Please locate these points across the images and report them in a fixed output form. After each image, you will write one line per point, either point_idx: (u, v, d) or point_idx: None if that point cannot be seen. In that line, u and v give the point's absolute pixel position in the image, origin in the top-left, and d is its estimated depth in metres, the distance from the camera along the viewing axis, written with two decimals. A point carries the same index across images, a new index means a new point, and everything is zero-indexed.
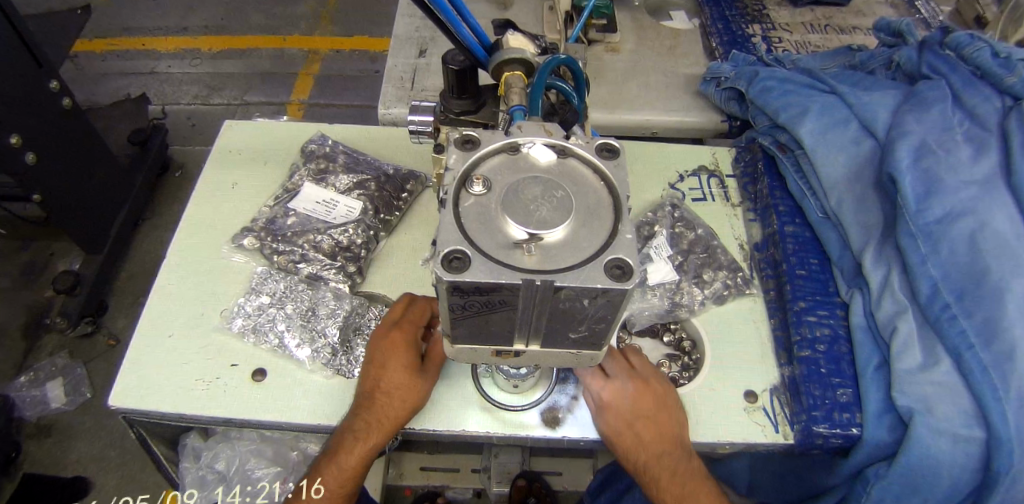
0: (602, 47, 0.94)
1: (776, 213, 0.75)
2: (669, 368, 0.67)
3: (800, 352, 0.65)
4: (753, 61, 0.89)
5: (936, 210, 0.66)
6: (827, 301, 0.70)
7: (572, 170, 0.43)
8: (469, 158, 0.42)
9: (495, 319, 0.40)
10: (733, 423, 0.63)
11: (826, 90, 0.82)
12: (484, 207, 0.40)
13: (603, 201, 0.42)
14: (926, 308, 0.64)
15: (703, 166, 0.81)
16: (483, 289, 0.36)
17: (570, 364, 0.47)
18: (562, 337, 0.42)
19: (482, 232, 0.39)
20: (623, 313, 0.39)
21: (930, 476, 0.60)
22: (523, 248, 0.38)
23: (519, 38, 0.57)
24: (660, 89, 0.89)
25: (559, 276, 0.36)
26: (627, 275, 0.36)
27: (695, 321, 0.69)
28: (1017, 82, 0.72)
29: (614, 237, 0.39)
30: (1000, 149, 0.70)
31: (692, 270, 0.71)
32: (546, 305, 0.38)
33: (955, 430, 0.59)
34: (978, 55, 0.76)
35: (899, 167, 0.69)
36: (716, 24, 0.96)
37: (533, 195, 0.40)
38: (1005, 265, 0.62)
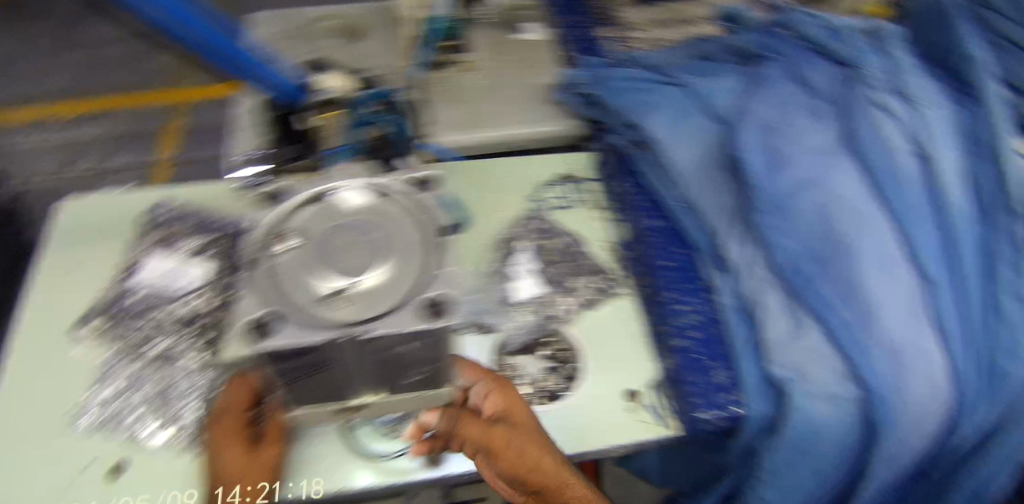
0: (456, 68, 0.88)
1: (634, 208, 0.75)
2: (551, 382, 0.66)
3: (673, 343, 0.67)
4: (605, 65, 0.87)
5: (785, 185, 0.71)
6: (693, 287, 0.71)
7: (384, 209, 0.47)
8: (281, 213, 0.47)
9: (328, 377, 0.46)
10: (615, 426, 0.63)
11: (672, 81, 0.82)
12: (297, 263, 0.45)
13: (415, 236, 0.46)
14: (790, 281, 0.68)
15: (561, 175, 0.79)
16: (300, 350, 0.42)
17: (420, 404, 0.52)
18: (401, 383, 0.48)
19: (297, 288, 0.43)
20: (448, 349, 0.45)
21: (812, 438, 0.64)
22: (335, 299, 0.42)
23: (333, 86, 0.67)
24: (518, 101, 0.86)
25: (376, 328, 0.41)
26: (441, 314, 0.41)
27: (571, 330, 0.68)
28: (849, 53, 0.79)
29: (429, 276, 0.43)
30: (837, 116, 0.76)
31: (560, 281, 0.71)
32: (369, 355, 0.44)
33: (830, 390, 0.63)
34: (810, 30, 0.84)
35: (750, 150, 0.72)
36: (568, 33, 0.93)
37: (345, 242, 0.45)
38: (854, 228, 0.68)
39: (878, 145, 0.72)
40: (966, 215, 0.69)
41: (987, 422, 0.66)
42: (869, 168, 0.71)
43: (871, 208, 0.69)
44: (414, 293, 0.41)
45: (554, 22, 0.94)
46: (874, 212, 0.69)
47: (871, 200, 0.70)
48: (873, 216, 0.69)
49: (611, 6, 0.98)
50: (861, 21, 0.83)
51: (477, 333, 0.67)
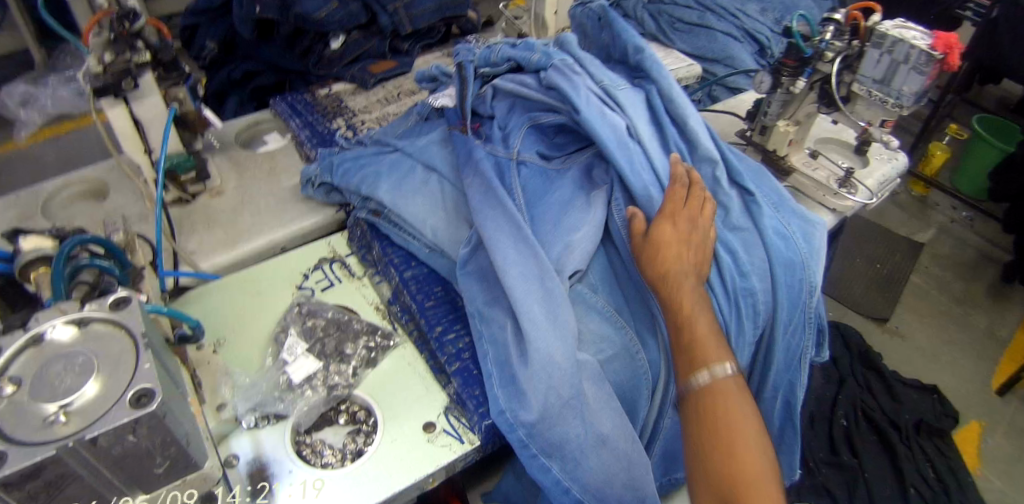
0: (205, 196, 1.00)
1: (393, 266, 0.84)
2: (354, 443, 0.71)
3: (451, 368, 0.75)
4: (336, 151, 0.98)
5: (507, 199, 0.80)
6: (461, 316, 0.80)
7: (96, 333, 0.48)
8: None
9: (70, 494, 0.46)
10: (421, 459, 0.69)
11: (391, 150, 0.94)
12: (15, 404, 0.43)
13: (125, 346, 0.47)
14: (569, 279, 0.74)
15: (322, 258, 0.88)
16: (27, 474, 0.41)
17: (192, 488, 0.54)
18: (152, 475, 0.49)
19: (17, 426, 0.42)
20: (178, 428, 0.47)
21: None
22: (55, 420, 0.42)
23: (32, 237, 0.58)
24: (273, 207, 0.97)
25: (91, 430, 0.41)
26: (149, 400, 0.43)
27: (358, 392, 0.74)
28: (538, 61, 0.90)
29: (137, 372, 0.45)
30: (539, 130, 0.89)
31: (334, 351, 0.76)
32: (100, 455, 0.44)
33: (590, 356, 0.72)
34: (502, 56, 0.95)
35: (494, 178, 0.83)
36: (303, 132, 1.06)
37: (57, 370, 0.45)
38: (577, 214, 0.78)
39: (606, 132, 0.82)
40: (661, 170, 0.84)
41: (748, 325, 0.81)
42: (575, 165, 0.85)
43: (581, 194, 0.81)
44: (123, 390, 0.43)
45: (289, 125, 1.09)
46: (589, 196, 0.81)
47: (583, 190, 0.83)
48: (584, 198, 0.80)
49: (339, 97, 1.15)
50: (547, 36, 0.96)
51: (271, 423, 0.70)
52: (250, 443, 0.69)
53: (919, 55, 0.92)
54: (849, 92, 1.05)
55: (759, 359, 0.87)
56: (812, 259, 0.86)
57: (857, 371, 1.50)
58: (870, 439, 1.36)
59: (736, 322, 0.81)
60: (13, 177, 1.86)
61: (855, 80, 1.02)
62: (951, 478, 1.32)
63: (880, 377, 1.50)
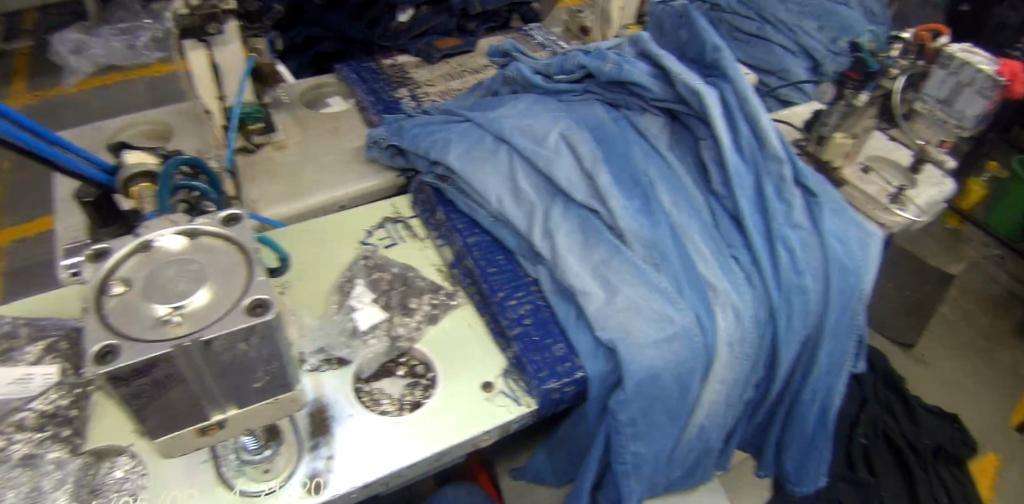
0: (270, 148, 1.01)
1: (456, 231, 0.85)
2: (412, 395, 0.73)
3: (512, 333, 0.76)
4: (402, 117, 1.00)
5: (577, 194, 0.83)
6: (521, 285, 0.81)
7: (206, 244, 0.53)
8: (103, 266, 0.49)
9: (174, 394, 0.49)
10: (476, 417, 0.71)
11: (461, 120, 0.95)
12: (133, 300, 0.48)
13: (234, 261, 0.51)
14: (672, 325, 0.75)
15: (385, 218, 0.89)
16: (140, 368, 0.45)
17: (275, 414, 0.59)
18: (249, 389, 0.54)
19: (132, 321, 0.46)
20: (279, 344, 0.51)
21: (653, 381, 0.74)
22: (172, 319, 0.46)
23: (136, 153, 0.68)
24: (336, 165, 0.98)
25: (207, 330, 0.45)
26: (263, 309, 0.47)
27: (418, 347, 0.75)
28: (610, 69, 0.91)
29: (246, 284, 0.49)
30: (607, 132, 0.90)
31: (399, 303, 0.78)
32: (206, 358, 0.47)
33: (654, 339, 0.74)
34: (577, 58, 0.97)
35: (587, 205, 0.83)
36: (368, 97, 1.07)
37: (171, 275, 0.49)
38: (648, 215, 0.83)
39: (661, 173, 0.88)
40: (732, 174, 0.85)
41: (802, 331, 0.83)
42: (646, 169, 0.88)
43: (648, 198, 0.85)
44: (236, 298, 0.47)
45: (354, 89, 1.10)
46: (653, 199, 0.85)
47: (649, 189, 0.86)
48: (647, 200, 0.85)
49: (404, 68, 1.15)
50: (616, 44, 0.98)
51: (333, 368, 0.72)
52: (312, 385, 0.71)
53: (984, 80, 0.91)
54: (908, 109, 1.03)
55: (802, 360, 0.89)
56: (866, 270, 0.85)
57: (880, 393, 1.44)
58: (889, 461, 1.31)
59: (786, 322, 0.82)
60: (61, 118, 1.91)
61: (916, 99, 1.01)
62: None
63: (903, 402, 1.43)
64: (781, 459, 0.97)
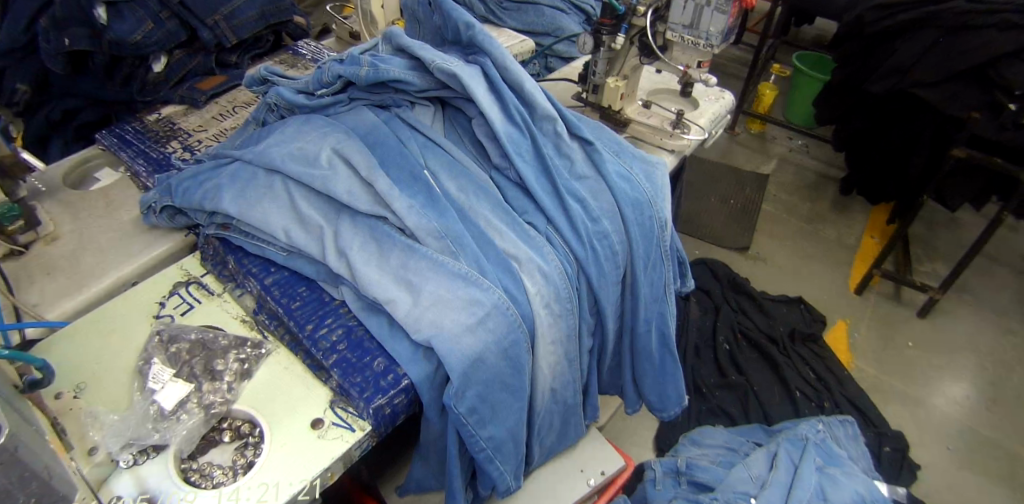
0: (39, 245, 0.90)
1: (251, 275, 0.82)
2: (244, 456, 0.69)
3: (329, 362, 0.74)
4: (172, 174, 0.93)
5: (362, 204, 0.81)
6: (329, 311, 0.79)
7: None
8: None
9: None
10: (313, 455, 0.69)
11: (229, 160, 0.89)
12: None
13: None
14: (481, 305, 0.76)
15: (176, 284, 0.84)
16: None
17: None
18: None
19: None
20: (36, 461, 0.49)
21: (478, 364, 0.75)
22: None
23: None
24: (117, 244, 0.90)
25: None
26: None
27: (238, 406, 0.72)
28: (365, 73, 0.88)
29: None
30: (380, 135, 0.88)
31: (203, 370, 0.75)
32: None
33: (466, 324, 0.75)
34: (330, 70, 0.92)
35: (373, 213, 0.81)
36: (137, 160, 0.99)
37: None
38: (439, 207, 0.83)
39: (448, 161, 0.88)
40: (510, 143, 0.86)
41: (614, 270, 0.87)
42: (429, 161, 0.88)
43: (435, 190, 0.84)
44: None
45: (121, 156, 1.01)
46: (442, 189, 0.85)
47: (435, 181, 0.85)
48: (433, 191, 0.84)
49: (171, 120, 1.08)
50: (370, 42, 0.95)
51: (150, 456, 0.68)
52: (132, 482, 0.66)
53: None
54: (663, 40, 1.07)
55: (628, 294, 0.93)
56: (660, 199, 0.93)
57: (729, 297, 1.57)
58: (753, 357, 1.44)
59: (594, 268, 0.86)
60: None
61: (667, 29, 1.05)
62: (830, 377, 1.41)
63: (750, 298, 1.57)
64: (644, 392, 1.02)
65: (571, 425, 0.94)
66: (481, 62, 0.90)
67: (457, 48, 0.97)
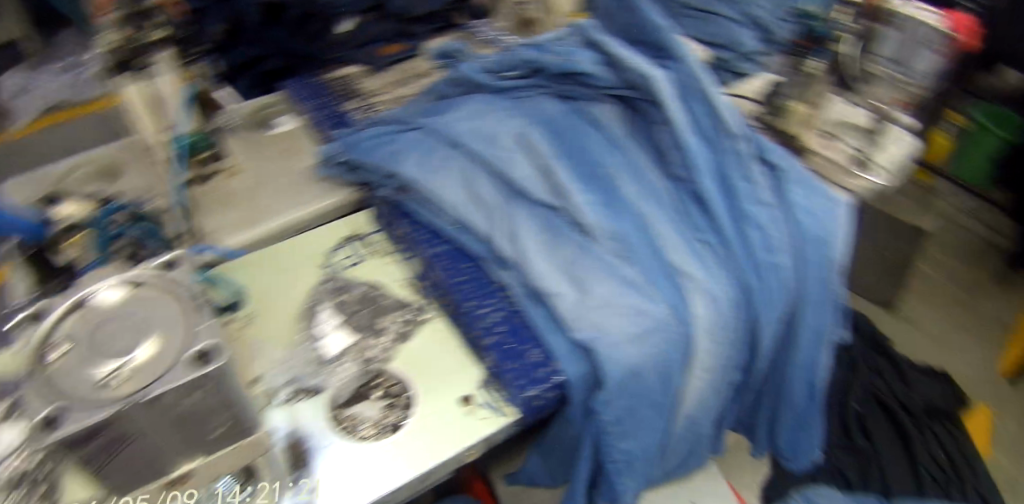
0: (222, 176, 0.96)
1: (417, 243, 0.83)
2: (392, 416, 0.70)
3: (487, 343, 0.74)
4: (352, 132, 0.97)
5: (540, 191, 0.81)
6: (490, 293, 0.79)
7: (144, 297, 0.52)
8: (42, 328, 0.50)
9: (132, 449, 0.50)
10: (458, 430, 0.69)
11: (412, 127, 0.91)
12: (70, 362, 0.48)
13: (176, 310, 0.51)
14: (645, 316, 0.74)
15: (343, 237, 0.87)
16: (88, 432, 0.45)
17: (244, 453, 0.60)
18: (207, 435, 0.54)
19: (74, 384, 0.47)
20: (232, 388, 0.51)
21: (635, 377, 0.72)
22: (110, 381, 0.46)
23: (70, 207, 0.78)
24: (289, 190, 0.93)
25: (152, 387, 0.46)
26: (207, 359, 0.47)
27: (394, 367, 0.73)
28: (556, 64, 0.89)
29: (192, 334, 0.50)
30: (561, 127, 0.88)
31: (368, 324, 0.77)
32: (159, 414, 0.48)
33: (629, 333, 0.73)
34: (520, 55, 0.93)
35: (548, 203, 0.81)
36: (315, 112, 1.05)
37: (111, 331, 0.50)
38: (614, 207, 0.82)
39: (625, 162, 0.86)
40: (695, 155, 0.83)
41: (781, 306, 0.81)
42: (606, 159, 0.86)
43: (609, 191, 0.83)
44: (183, 350, 0.48)
45: (300, 109, 1.07)
46: (619, 189, 0.83)
47: (610, 182, 0.84)
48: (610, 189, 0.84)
49: (351, 80, 1.13)
50: (561, 31, 0.95)
51: (307, 397, 0.70)
52: (287, 417, 0.68)
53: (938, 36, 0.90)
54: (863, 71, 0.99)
55: (785, 334, 0.87)
56: (841, 236, 0.81)
57: (867, 356, 1.46)
58: (883, 424, 1.32)
59: (761, 300, 0.81)
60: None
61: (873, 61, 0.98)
62: (967, 465, 1.28)
63: (891, 362, 1.45)
64: (776, 438, 0.96)
65: (697, 456, 0.90)
66: (672, 67, 0.87)
67: (644, 50, 0.93)
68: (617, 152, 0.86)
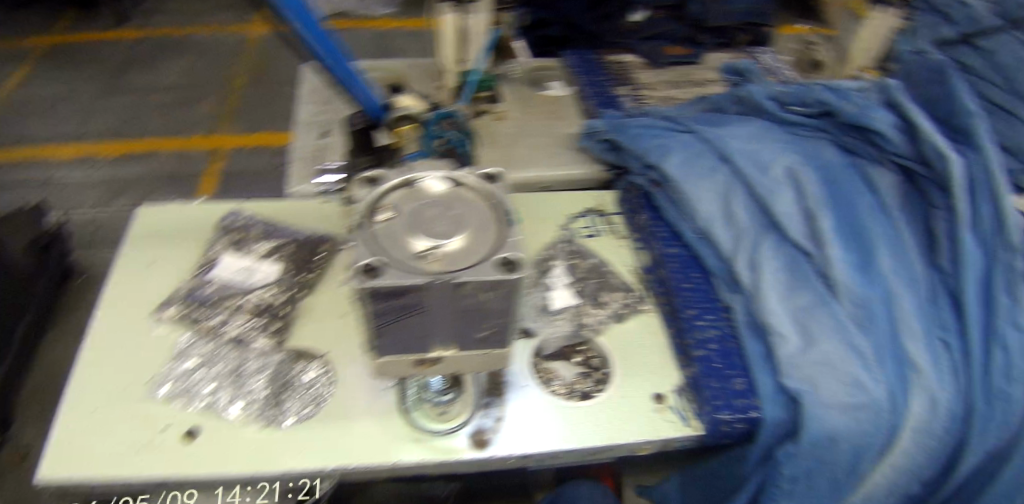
0: (490, 117, 1.05)
1: (656, 238, 0.86)
2: (583, 384, 0.73)
3: (695, 352, 0.75)
4: (621, 115, 1.02)
5: (795, 231, 0.81)
6: (712, 307, 0.80)
7: (462, 196, 0.53)
8: (377, 192, 0.52)
9: (411, 324, 0.49)
10: (645, 424, 0.70)
11: (684, 130, 0.95)
12: (392, 228, 0.50)
13: (489, 217, 0.51)
14: (864, 393, 0.70)
15: (586, 208, 0.92)
16: (395, 292, 0.45)
17: (484, 367, 0.57)
18: (471, 338, 0.52)
19: (392, 248, 0.48)
20: (517, 302, 0.49)
21: (830, 446, 0.70)
22: (426, 257, 0.47)
23: (407, 99, 0.95)
24: (547, 147, 1.00)
25: (460, 273, 0.45)
26: (515, 267, 0.46)
27: (601, 341, 0.76)
28: (850, 114, 0.87)
29: (501, 241, 0.49)
30: (829, 177, 0.87)
31: (592, 293, 0.81)
32: (452, 301, 0.47)
33: (843, 401, 0.69)
34: (813, 96, 0.93)
35: (801, 245, 0.80)
36: (589, 88, 1.10)
37: (432, 215, 0.50)
38: (864, 271, 0.79)
39: (883, 232, 0.82)
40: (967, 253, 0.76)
41: (999, 442, 0.72)
42: (864, 223, 0.82)
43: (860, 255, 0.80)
44: (493, 252, 0.47)
45: (576, 79, 1.12)
46: (874, 255, 0.80)
47: (864, 246, 0.81)
48: (862, 253, 0.81)
49: (628, 66, 1.17)
50: (860, 85, 0.92)
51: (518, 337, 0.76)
52: None
53: None
54: None
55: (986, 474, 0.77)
56: None
57: None
58: None
59: (982, 429, 0.71)
60: (279, 70, 2.21)
61: None
62: None
63: None
64: None
65: None
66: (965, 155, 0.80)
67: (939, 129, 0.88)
68: (877, 221, 0.82)
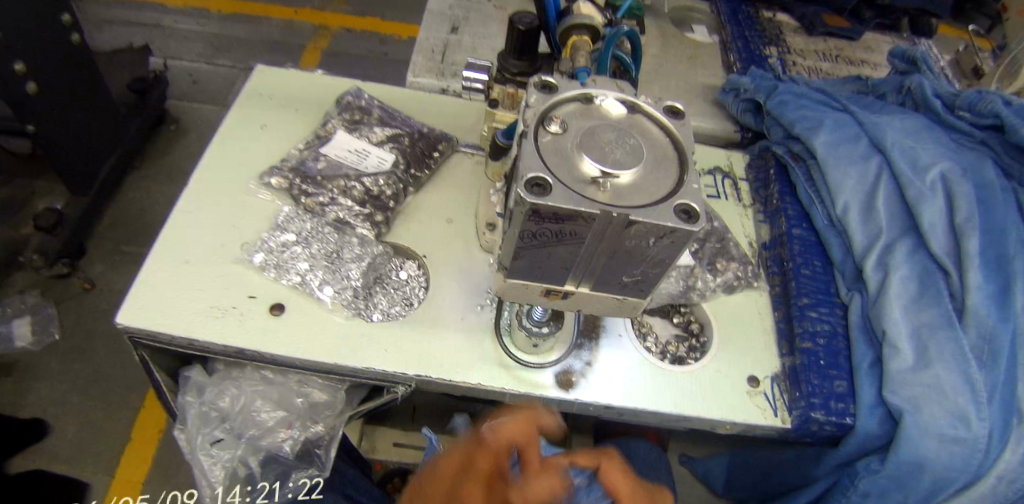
0: None
1: (785, 217, 0.81)
2: (677, 348, 0.71)
3: (801, 343, 0.69)
4: (771, 78, 0.98)
5: (937, 243, 0.72)
6: (828, 300, 0.74)
7: (640, 125, 0.45)
8: (549, 100, 0.45)
9: (559, 252, 0.42)
10: (737, 404, 0.66)
11: (839, 108, 0.89)
12: (561, 144, 0.42)
13: (667, 157, 0.44)
14: (968, 430, 0.62)
15: (718, 167, 0.89)
16: (558, 217, 0.38)
17: (613, 313, 0.50)
18: (614, 281, 0.45)
19: (559, 166, 0.41)
20: (680, 256, 0.42)
21: (916, 474, 0.63)
22: (597, 184, 0.40)
23: (588, 6, 0.69)
24: (684, 93, 1.02)
25: (635, 212, 0.38)
26: (694, 217, 0.39)
27: (705, 307, 0.73)
28: None
29: (680, 187, 0.41)
30: (985, 195, 0.76)
31: (708, 258, 0.77)
32: (613, 239, 0.40)
33: (942, 431, 0.62)
34: (991, 106, 0.82)
35: (941, 259, 0.71)
36: (737, 42, 1.10)
37: (609, 139, 0.42)
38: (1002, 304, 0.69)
39: None
40: None
41: None
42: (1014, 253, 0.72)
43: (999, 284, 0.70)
44: (672, 196, 0.40)
45: (729, 45, 1.10)
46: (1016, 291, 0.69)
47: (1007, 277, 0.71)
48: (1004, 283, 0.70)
49: (781, 28, 1.17)
50: None
51: None
52: None
53: None
54: None
55: None
56: None
57: None
58: None
59: None
60: None
61: None
62: None
63: None
64: None
65: None
66: None
67: None
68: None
